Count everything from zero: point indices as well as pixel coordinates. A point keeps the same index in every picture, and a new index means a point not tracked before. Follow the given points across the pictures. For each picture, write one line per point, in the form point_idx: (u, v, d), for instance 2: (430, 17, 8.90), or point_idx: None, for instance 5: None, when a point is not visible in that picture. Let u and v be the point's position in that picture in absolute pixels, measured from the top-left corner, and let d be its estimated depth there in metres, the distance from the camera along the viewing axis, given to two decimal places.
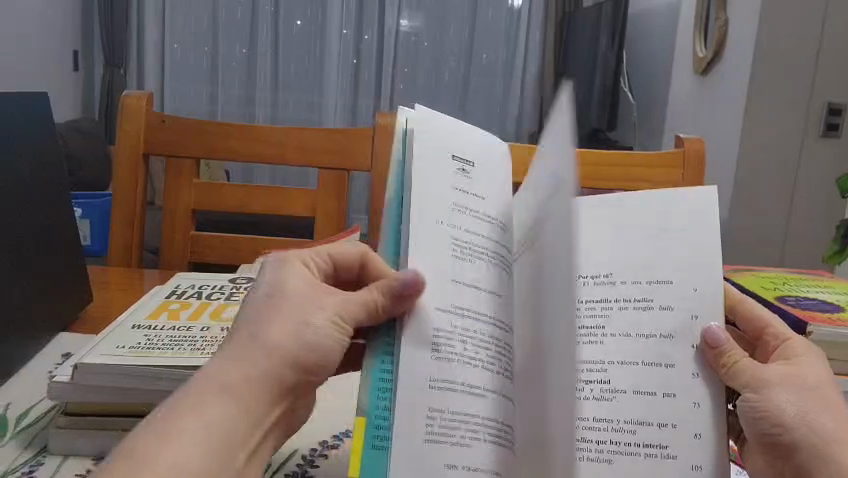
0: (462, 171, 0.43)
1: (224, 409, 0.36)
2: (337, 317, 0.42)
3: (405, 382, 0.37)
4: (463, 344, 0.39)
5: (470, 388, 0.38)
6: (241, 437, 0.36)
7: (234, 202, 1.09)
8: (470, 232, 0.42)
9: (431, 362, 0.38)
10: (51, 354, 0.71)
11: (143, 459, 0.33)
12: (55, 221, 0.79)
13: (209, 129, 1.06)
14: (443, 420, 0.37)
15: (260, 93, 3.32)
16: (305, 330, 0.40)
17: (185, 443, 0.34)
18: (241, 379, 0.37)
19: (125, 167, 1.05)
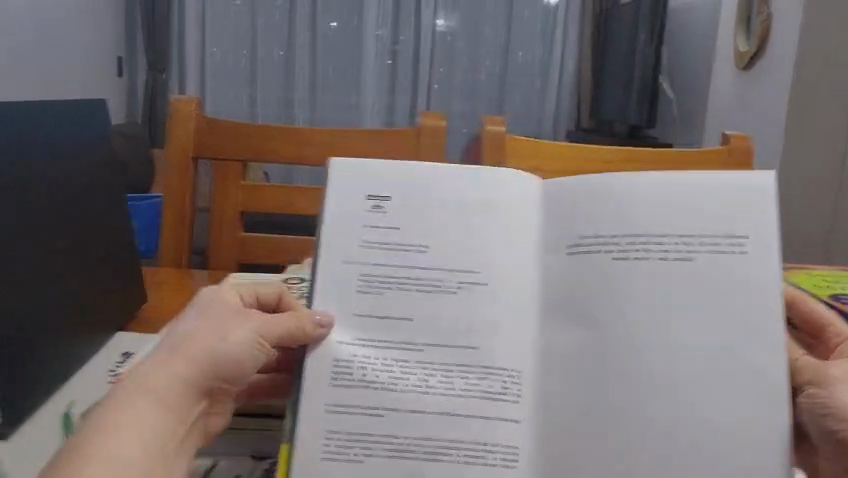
0: (378, 208, 0.53)
1: (154, 410, 0.42)
2: (259, 334, 0.49)
3: (308, 410, 0.48)
4: (360, 371, 0.49)
5: (363, 410, 0.48)
6: (169, 433, 0.42)
7: (282, 203, 1.11)
8: (378, 265, 0.52)
9: (331, 391, 0.49)
10: (111, 352, 0.74)
11: (89, 451, 0.38)
12: (112, 224, 0.82)
13: (257, 132, 1.09)
14: (339, 440, 0.47)
15: (298, 95, 3.35)
16: (227, 343, 0.47)
17: (125, 437, 0.40)
18: (168, 385, 0.44)
19: (175, 170, 1.08)
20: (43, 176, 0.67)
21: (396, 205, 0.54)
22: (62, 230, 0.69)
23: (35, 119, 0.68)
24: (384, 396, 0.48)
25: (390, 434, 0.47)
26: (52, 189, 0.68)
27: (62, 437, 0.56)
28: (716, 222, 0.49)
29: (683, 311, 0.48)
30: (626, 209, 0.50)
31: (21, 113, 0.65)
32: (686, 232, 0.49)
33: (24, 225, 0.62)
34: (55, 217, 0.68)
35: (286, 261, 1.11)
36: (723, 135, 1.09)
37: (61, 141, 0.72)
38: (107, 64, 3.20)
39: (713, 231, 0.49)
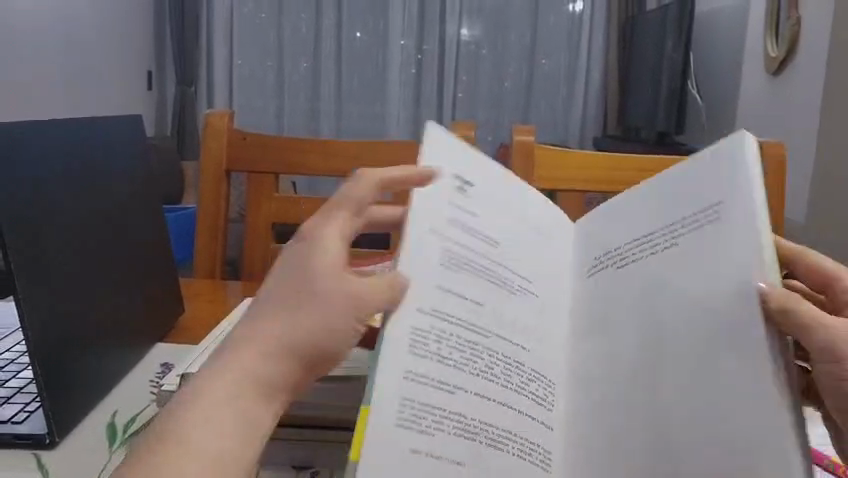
0: (462, 189, 0.53)
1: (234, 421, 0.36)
2: (354, 318, 0.40)
3: (390, 375, 0.40)
4: (436, 343, 0.43)
5: (439, 383, 0.41)
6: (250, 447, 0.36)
7: (313, 214, 1.11)
8: (461, 245, 0.50)
9: (409, 357, 0.41)
10: (150, 363, 0.75)
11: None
12: (149, 237, 0.84)
13: (288, 145, 1.10)
14: (415, 408, 0.40)
15: (324, 106, 3.37)
16: (324, 328, 0.39)
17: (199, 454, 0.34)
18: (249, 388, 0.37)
19: (208, 183, 1.09)
20: (83, 190, 0.69)
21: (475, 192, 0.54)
22: (102, 243, 0.70)
23: (76, 135, 0.70)
24: (455, 372, 0.42)
25: (457, 409, 0.41)
26: (93, 202, 0.70)
27: (106, 448, 0.57)
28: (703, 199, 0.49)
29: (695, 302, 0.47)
30: (637, 223, 0.54)
31: (62, 129, 0.67)
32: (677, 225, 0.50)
33: (65, 238, 0.63)
34: (95, 230, 0.69)
35: None
36: (757, 141, 1.07)
37: (100, 156, 0.73)
38: (137, 78, 3.26)
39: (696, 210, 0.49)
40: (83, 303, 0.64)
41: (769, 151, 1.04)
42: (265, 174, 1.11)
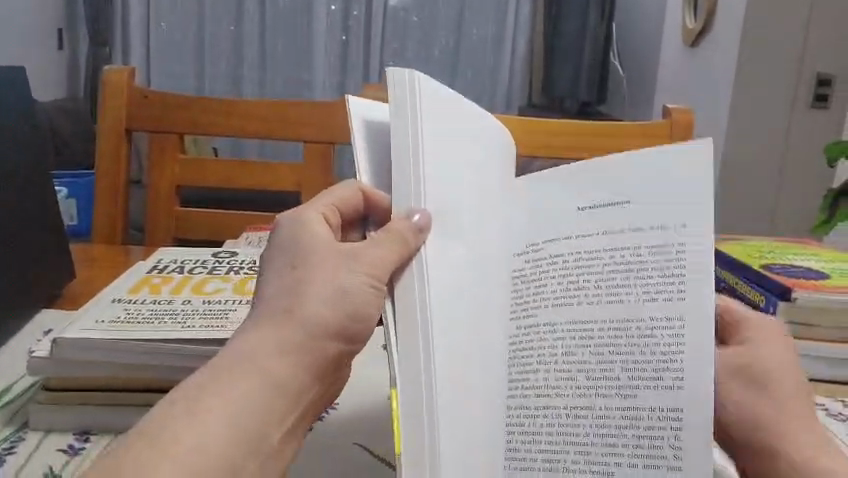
0: None
1: (255, 385, 0.38)
2: (372, 281, 0.42)
3: (697, 403, 0.41)
4: (624, 374, 0.43)
5: (633, 420, 0.43)
6: (279, 414, 0.39)
7: (220, 177, 1.08)
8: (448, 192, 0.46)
9: (670, 394, 0.42)
10: (34, 331, 0.72)
11: (176, 431, 0.35)
12: (38, 199, 0.79)
13: (193, 104, 1.05)
14: (656, 427, 0.42)
15: (248, 71, 3.26)
16: (342, 298, 0.42)
17: (217, 415, 0.37)
18: (274, 353, 0.39)
19: (109, 144, 1.05)
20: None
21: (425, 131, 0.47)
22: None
23: None
24: (627, 405, 0.43)
25: (641, 406, 0.43)
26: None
27: None
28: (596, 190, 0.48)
29: (589, 264, 0.46)
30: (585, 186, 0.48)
31: None
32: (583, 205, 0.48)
33: None
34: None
35: (224, 238, 1.09)
36: (666, 107, 1.08)
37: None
38: (48, 37, 3.08)
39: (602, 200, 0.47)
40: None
41: (677, 118, 1.06)
42: (170, 135, 1.06)
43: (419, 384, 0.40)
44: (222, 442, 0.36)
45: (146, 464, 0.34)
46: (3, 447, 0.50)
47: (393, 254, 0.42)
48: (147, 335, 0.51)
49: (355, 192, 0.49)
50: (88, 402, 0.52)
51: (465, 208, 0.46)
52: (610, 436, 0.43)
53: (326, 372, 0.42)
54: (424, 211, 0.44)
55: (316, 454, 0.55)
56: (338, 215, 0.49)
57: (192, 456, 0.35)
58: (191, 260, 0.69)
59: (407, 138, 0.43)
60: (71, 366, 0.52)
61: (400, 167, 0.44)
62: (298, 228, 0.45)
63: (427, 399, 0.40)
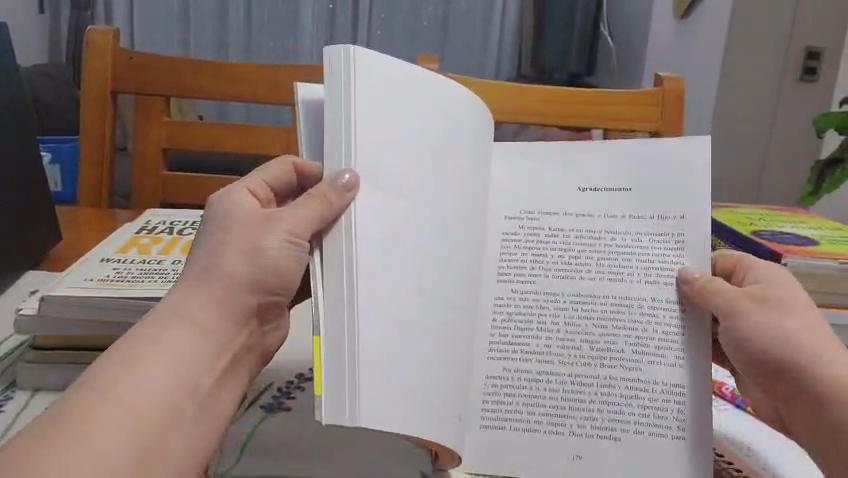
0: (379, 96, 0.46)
1: (183, 338, 0.40)
2: (290, 235, 0.43)
3: (693, 379, 0.49)
4: (624, 344, 0.50)
5: (630, 387, 0.49)
6: (208, 363, 0.40)
7: (206, 142, 1.06)
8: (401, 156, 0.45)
9: (662, 368, 0.49)
10: (20, 291, 0.71)
11: (107, 389, 0.36)
12: (23, 159, 0.78)
13: (178, 67, 1.03)
14: (650, 395, 0.49)
15: (233, 39, 2.92)
16: (260, 255, 0.43)
17: (147, 372, 0.38)
18: (198, 308, 0.41)
19: (93, 106, 1.03)
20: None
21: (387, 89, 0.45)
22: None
23: None
24: (626, 373, 0.49)
25: (639, 377, 0.49)
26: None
27: None
28: (593, 175, 0.53)
29: (589, 243, 0.52)
30: (582, 173, 0.53)
31: None
32: (582, 184, 0.53)
33: None
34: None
35: (212, 203, 1.08)
36: (658, 75, 1.08)
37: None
38: None
39: (603, 182, 0.53)
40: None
41: (669, 87, 1.05)
42: (155, 97, 1.04)
43: (342, 334, 0.40)
44: (152, 398, 0.37)
45: (81, 418, 0.35)
46: None
47: (316, 208, 0.42)
48: (135, 294, 0.51)
49: (286, 168, 0.50)
50: (76, 362, 0.52)
51: (413, 173, 0.46)
52: (615, 399, 0.49)
53: (251, 319, 0.43)
54: (354, 173, 0.43)
55: (308, 412, 0.55)
56: (270, 192, 0.50)
57: (130, 405, 0.36)
58: (180, 222, 0.68)
59: (339, 106, 0.43)
60: (58, 324, 0.51)
61: (331, 133, 0.43)
62: (227, 197, 0.46)
63: (348, 344, 0.40)
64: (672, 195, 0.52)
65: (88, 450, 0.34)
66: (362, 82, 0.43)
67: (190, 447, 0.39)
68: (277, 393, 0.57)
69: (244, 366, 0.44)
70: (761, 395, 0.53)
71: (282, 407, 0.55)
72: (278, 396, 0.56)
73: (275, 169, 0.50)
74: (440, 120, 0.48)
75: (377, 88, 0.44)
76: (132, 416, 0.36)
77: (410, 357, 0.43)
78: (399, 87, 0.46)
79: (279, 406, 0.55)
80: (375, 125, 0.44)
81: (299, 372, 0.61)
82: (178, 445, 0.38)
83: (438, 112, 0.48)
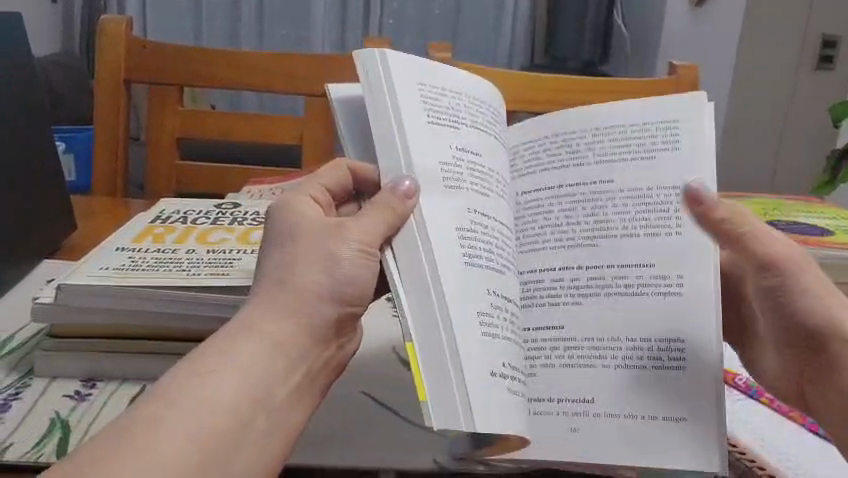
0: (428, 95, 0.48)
1: (257, 349, 0.38)
2: (362, 246, 0.43)
3: None
4: None
5: None
6: (280, 376, 0.38)
7: (221, 131, 1.07)
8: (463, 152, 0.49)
9: None
10: (38, 280, 0.72)
11: (177, 398, 0.35)
12: (39, 152, 0.79)
13: (192, 57, 1.04)
14: None
15: (244, 26, 2.78)
16: (335, 268, 0.42)
17: (217, 381, 0.36)
18: (272, 320, 0.39)
19: (108, 96, 1.03)
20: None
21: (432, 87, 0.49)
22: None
23: None
24: None
25: None
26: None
27: None
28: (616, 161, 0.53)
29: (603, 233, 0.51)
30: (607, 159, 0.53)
31: None
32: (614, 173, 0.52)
33: None
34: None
35: (228, 191, 1.08)
36: (672, 63, 1.07)
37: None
38: None
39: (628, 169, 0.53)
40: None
41: (683, 75, 1.04)
42: (169, 88, 1.05)
43: (439, 344, 0.42)
44: (223, 409, 0.35)
45: (149, 432, 0.33)
46: (9, 394, 0.50)
47: (383, 216, 0.44)
48: (153, 282, 0.52)
49: (341, 170, 0.50)
50: (92, 350, 0.53)
51: (475, 166, 0.49)
52: (612, 376, 0.47)
53: (330, 333, 0.42)
54: (413, 179, 0.46)
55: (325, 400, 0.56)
56: (328, 198, 0.49)
57: (198, 416, 0.34)
58: (195, 211, 0.69)
59: (384, 106, 0.46)
60: (75, 312, 0.52)
61: (393, 139, 0.47)
62: (287, 206, 0.46)
63: (446, 348, 0.42)
64: (676, 164, 0.51)
65: (153, 455, 0.32)
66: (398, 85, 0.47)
67: (257, 466, 0.36)
68: None
69: (319, 384, 0.42)
70: (778, 366, 0.53)
71: None
72: None
73: (330, 174, 0.50)
74: (471, 108, 0.51)
75: (415, 87, 0.48)
76: (204, 428, 0.34)
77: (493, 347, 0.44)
78: (435, 81, 0.49)
79: None
80: (425, 125, 0.47)
81: None
82: (244, 459, 0.36)
83: (466, 101, 0.51)
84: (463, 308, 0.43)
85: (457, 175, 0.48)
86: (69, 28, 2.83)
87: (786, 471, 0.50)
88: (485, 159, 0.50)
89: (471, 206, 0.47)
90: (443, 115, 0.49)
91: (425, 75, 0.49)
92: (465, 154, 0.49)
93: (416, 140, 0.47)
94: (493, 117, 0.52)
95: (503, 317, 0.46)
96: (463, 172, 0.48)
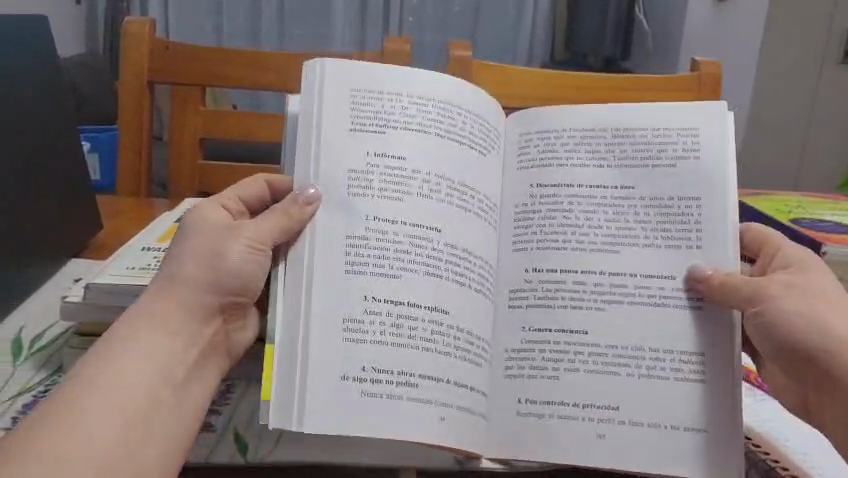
0: (356, 105, 0.51)
1: (154, 335, 0.41)
2: (251, 242, 0.46)
3: None
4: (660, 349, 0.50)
5: None
6: (178, 355, 0.41)
7: (239, 131, 1.07)
8: (385, 159, 0.50)
9: None
10: (65, 278, 0.73)
11: (85, 382, 0.38)
12: (65, 154, 0.80)
13: (213, 57, 1.05)
14: None
15: (265, 24, 2.79)
16: (221, 260, 0.45)
17: (125, 365, 0.39)
18: (164, 308, 0.42)
19: (130, 96, 1.05)
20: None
21: (362, 98, 0.51)
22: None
23: None
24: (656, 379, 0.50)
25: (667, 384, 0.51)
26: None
27: (9, 364, 0.56)
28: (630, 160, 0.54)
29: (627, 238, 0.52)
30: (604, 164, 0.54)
31: None
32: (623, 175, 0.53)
33: None
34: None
35: None
36: (693, 60, 1.07)
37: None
38: None
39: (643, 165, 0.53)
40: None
41: (705, 72, 1.04)
42: (190, 88, 1.06)
43: (296, 341, 0.46)
44: (128, 392, 0.38)
45: (69, 407, 0.36)
46: (38, 391, 0.53)
47: (278, 222, 0.47)
48: None
49: (260, 184, 0.52)
50: None
51: (394, 170, 0.50)
52: (638, 388, 0.49)
53: (214, 317, 0.45)
54: (318, 188, 0.49)
55: None
56: (241, 208, 0.51)
57: (111, 392, 0.38)
58: None
59: (310, 119, 0.50)
60: (100, 313, 0.53)
61: (302, 149, 0.50)
62: (200, 209, 0.48)
63: (300, 341, 0.46)
64: (693, 179, 0.52)
65: (77, 439, 0.35)
66: (329, 98, 0.51)
67: (172, 436, 0.40)
68: None
69: (211, 361, 0.45)
70: (785, 380, 0.51)
71: None
72: None
73: (249, 184, 0.52)
74: (409, 109, 0.52)
75: (346, 96, 0.51)
76: (121, 419, 0.37)
77: (382, 353, 0.47)
78: (367, 90, 0.52)
79: None
80: (346, 134, 0.50)
81: None
82: (165, 427, 0.39)
83: (407, 102, 0.52)
84: (328, 312, 0.47)
85: (366, 184, 0.50)
86: (93, 28, 2.84)
87: (812, 471, 0.50)
88: (410, 161, 0.51)
89: (369, 214, 0.49)
90: (370, 122, 0.51)
91: (361, 81, 0.52)
92: (380, 160, 0.50)
93: (329, 151, 0.50)
94: (441, 114, 0.52)
95: (378, 324, 0.47)
96: (374, 180, 0.50)
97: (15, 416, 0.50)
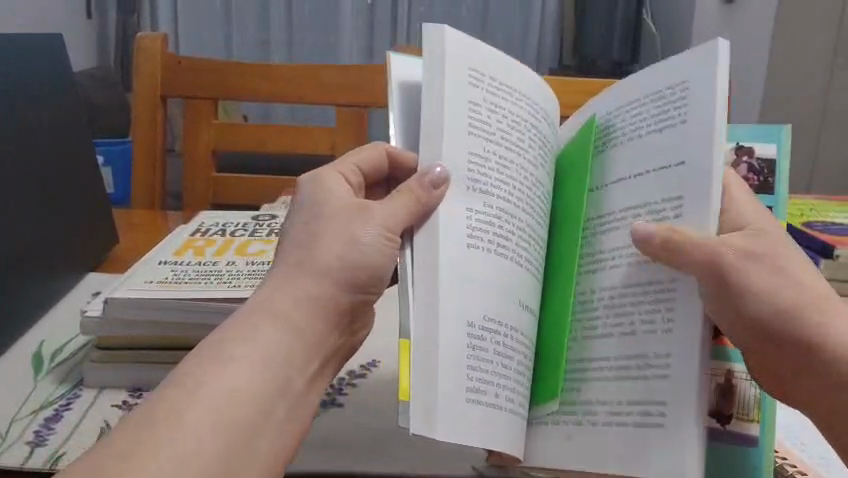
0: (477, 87, 0.47)
1: (279, 337, 0.40)
2: (383, 229, 0.44)
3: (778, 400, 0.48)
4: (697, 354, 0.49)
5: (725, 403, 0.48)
6: (299, 362, 0.40)
7: (252, 141, 1.09)
8: (498, 155, 0.47)
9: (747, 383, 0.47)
10: (85, 290, 0.75)
11: (196, 383, 0.36)
12: (85, 169, 0.82)
13: (227, 69, 1.06)
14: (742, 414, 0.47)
15: (274, 35, 2.80)
16: (353, 248, 0.44)
17: (238, 368, 0.37)
18: (291, 307, 0.41)
19: (144, 108, 1.06)
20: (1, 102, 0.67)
21: (486, 81, 0.48)
22: (14, 169, 0.67)
23: None
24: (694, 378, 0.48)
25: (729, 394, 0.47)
26: (18, 111, 0.70)
27: (31, 378, 0.58)
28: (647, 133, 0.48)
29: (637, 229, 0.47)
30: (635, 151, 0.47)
31: None
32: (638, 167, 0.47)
33: None
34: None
35: (259, 202, 1.10)
36: None
37: (8, 71, 0.70)
38: None
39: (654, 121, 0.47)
40: (14, 220, 0.65)
41: None
42: (204, 100, 1.07)
43: (433, 342, 0.42)
44: (237, 394, 0.37)
45: (170, 409, 0.35)
46: (60, 404, 0.54)
47: (406, 201, 0.44)
48: (194, 295, 0.55)
49: (380, 154, 0.52)
50: (139, 361, 0.56)
51: (503, 165, 0.47)
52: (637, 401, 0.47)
53: (344, 318, 0.44)
54: (445, 167, 0.45)
55: (361, 404, 0.57)
56: (361, 176, 0.52)
57: (226, 391, 0.36)
58: (232, 224, 0.75)
59: (430, 93, 0.45)
60: (122, 324, 0.56)
61: (425, 126, 0.45)
62: (319, 175, 0.49)
63: (434, 352, 0.41)
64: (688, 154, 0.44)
65: (169, 444, 0.33)
66: (455, 73, 0.46)
67: (278, 448, 0.38)
68: (331, 389, 0.59)
69: None
70: None
71: (335, 403, 0.57)
72: (332, 391, 0.59)
73: (369, 150, 0.52)
74: (517, 102, 0.49)
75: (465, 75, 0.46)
76: (222, 421, 0.35)
77: (499, 371, 0.44)
78: (485, 72, 0.48)
79: (332, 401, 0.57)
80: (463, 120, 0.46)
81: (350, 369, 0.63)
82: (266, 442, 0.37)
83: (518, 95, 0.49)
84: (452, 324, 0.42)
85: (484, 181, 0.46)
86: (104, 42, 2.87)
87: (821, 471, 0.50)
88: (519, 157, 0.48)
89: (472, 209, 0.46)
90: (485, 110, 0.47)
91: (480, 63, 0.48)
92: (494, 153, 0.47)
93: (448, 136, 0.45)
94: (535, 112, 0.50)
95: (492, 338, 0.44)
96: (490, 175, 0.46)
97: (37, 429, 0.51)
